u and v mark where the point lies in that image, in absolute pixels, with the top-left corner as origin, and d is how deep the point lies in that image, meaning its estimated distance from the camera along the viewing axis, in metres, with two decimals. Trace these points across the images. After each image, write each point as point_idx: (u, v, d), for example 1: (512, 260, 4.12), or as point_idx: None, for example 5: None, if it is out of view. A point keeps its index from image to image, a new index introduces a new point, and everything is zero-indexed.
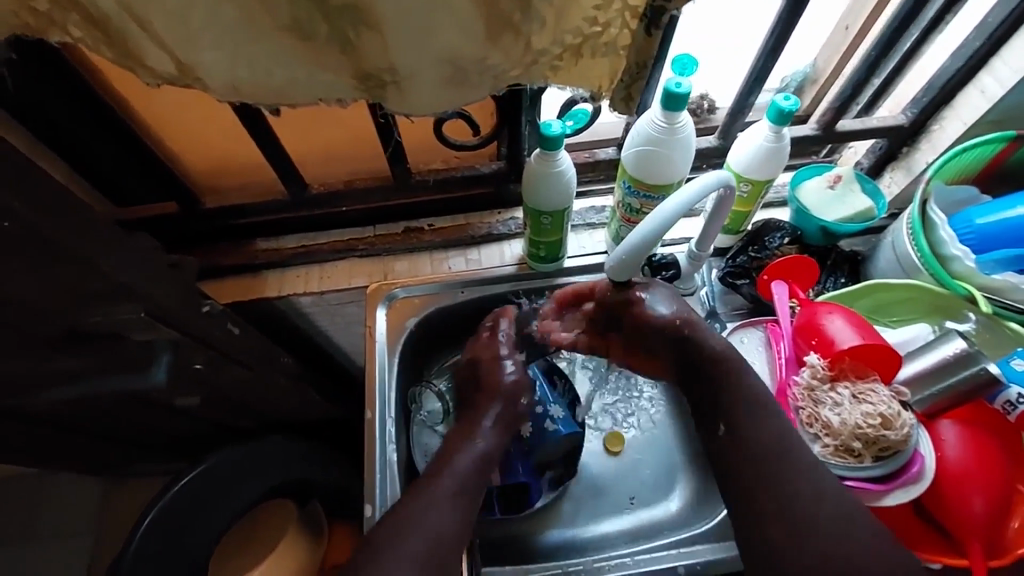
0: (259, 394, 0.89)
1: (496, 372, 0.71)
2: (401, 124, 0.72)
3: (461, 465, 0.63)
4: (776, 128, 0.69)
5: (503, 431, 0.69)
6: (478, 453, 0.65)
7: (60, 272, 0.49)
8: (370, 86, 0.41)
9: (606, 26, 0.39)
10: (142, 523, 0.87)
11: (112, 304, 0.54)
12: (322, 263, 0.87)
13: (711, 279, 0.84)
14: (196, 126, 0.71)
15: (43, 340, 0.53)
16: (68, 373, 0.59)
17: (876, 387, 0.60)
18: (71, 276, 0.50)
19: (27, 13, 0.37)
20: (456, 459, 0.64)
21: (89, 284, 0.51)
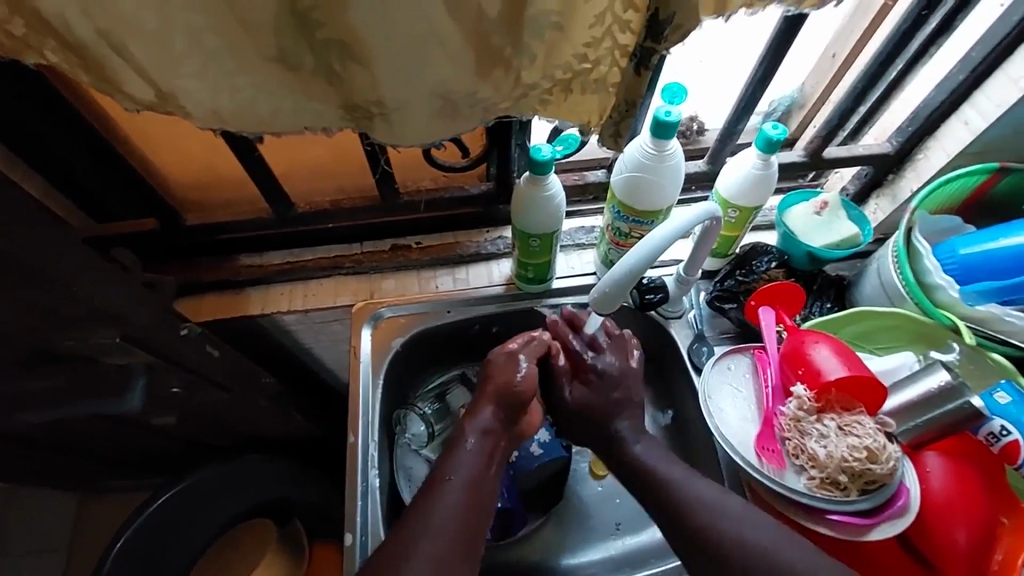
0: (239, 413, 0.87)
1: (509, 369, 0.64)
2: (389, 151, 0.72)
3: (457, 482, 0.58)
4: (764, 156, 0.69)
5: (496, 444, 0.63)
6: (473, 463, 0.60)
7: (28, 298, 0.47)
8: (357, 117, 0.40)
9: (596, 63, 0.38)
10: (111, 549, 0.85)
11: (85, 330, 0.53)
12: (306, 280, 0.86)
13: (699, 302, 0.83)
14: (180, 142, 0.70)
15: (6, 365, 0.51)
16: (39, 398, 0.57)
17: (862, 419, 0.59)
18: (45, 301, 0.48)
19: (0, 35, 0.35)
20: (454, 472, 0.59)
21: (60, 311, 0.50)
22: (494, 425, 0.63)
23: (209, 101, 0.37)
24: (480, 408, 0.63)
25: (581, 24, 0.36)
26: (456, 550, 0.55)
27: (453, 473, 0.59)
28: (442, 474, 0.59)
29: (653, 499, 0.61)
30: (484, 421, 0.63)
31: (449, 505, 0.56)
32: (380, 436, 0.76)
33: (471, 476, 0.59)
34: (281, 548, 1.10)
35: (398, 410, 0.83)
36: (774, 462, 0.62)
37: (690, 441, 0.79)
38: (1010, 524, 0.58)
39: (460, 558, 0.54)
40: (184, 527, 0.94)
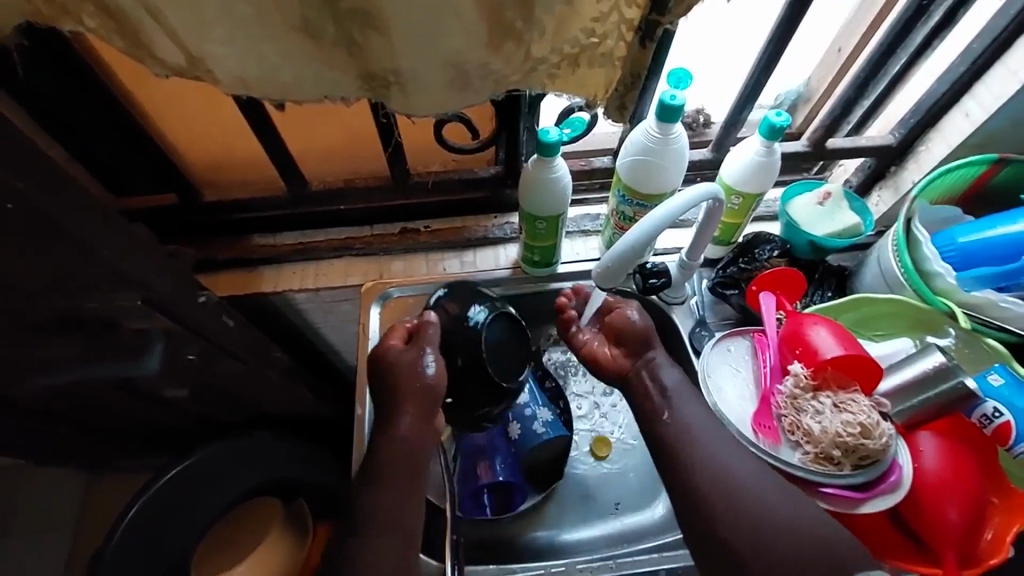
0: (250, 388, 0.89)
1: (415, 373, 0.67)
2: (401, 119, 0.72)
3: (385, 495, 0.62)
4: (767, 143, 0.71)
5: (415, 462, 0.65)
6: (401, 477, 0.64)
7: (58, 258, 0.50)
8: (375, 86, 0.42)
9: (603, 37, 0.40)
10: (125, 516, 0.87)
11: (108, 292, 0.55)
12: (318, 260, 0.88)
13: (701, 289, 0.85)
14: (200, 119, 0.72)
15: (33, 325, 0.53)
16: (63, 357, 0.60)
17: (857, 397, 0.61)
18: (74, 263, 0.51)
19: (40, 1, 0.37)
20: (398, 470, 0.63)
21: (85, 271, 0.52)
22: (416, 434, 0.66)
23: (237, 67, 0.38)
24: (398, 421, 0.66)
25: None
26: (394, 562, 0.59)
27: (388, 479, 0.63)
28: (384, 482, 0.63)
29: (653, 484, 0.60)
30: (408, 429, 0.65)
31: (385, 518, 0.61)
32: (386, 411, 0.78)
33: (398, 482, 0.63)
34: (285, 529, 1.10)
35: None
36: (771, 438, 0.64)
37: None
38: (1000, 503, 0.61)
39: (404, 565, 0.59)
40: (195, 498, 0.97)
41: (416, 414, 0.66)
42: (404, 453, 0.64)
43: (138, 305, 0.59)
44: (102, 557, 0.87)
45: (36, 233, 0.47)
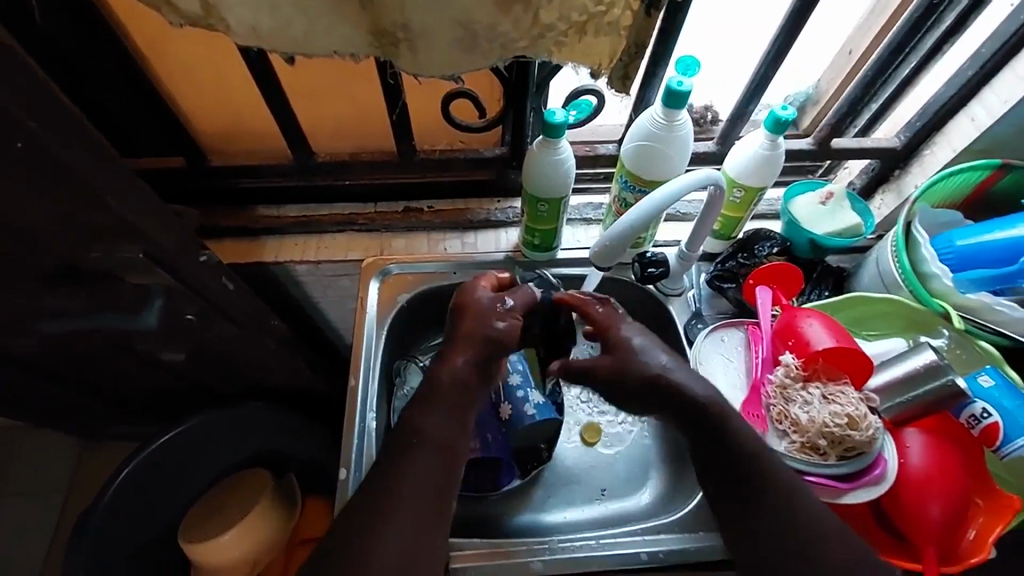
0: (247, 358, 0.90)
1: (484, 322, 0.65)
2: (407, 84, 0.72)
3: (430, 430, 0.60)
4: (772, 136, 0.71)
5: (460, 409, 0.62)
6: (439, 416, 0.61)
7: (64, 203, 0.50)
8: (384, 43, 0.42)
9: (610, 6, 0.41)
10: (116, 476, 0.89)
11: (111, 243, 0.56)
12: (321, 233, 0.89)
13: (699, 282, 0.85)
14: (209, 82, 0.72)
15: (37, 270, 0.54)
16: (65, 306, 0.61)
17: (846, 389, 0.62)
18: (80, 211, 0.52)
19: None
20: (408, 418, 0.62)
21: (91, 218, 0.53)
22: (464, 374, 0.63)
23: (249, 17, 0.39)
24: (455, 357, 0.64)
25: None
26: (425, 513, 0.56)
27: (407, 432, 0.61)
28: (413, 429, 0.60)
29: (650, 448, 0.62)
30: (455, 369, 0.63)
31: (422, 468, 0.58)
32: (378, 382, 0.78)
33: (446, 426, 0.61)
34: (275, 498, 1.08)
35: (397, 362, 0.86)
36: (758, 426, 0.64)
37: None
38: (984, 504, 0.61)
39: (433, 516, 0.56)
40: (185, 464, 0.99)
41: (473, 357, 0.64)
42: (456, 393, 0.62)
43: (141, 259, 0.60)
44: (91, 516, 0.89)
45: (45, 175, 0.48)
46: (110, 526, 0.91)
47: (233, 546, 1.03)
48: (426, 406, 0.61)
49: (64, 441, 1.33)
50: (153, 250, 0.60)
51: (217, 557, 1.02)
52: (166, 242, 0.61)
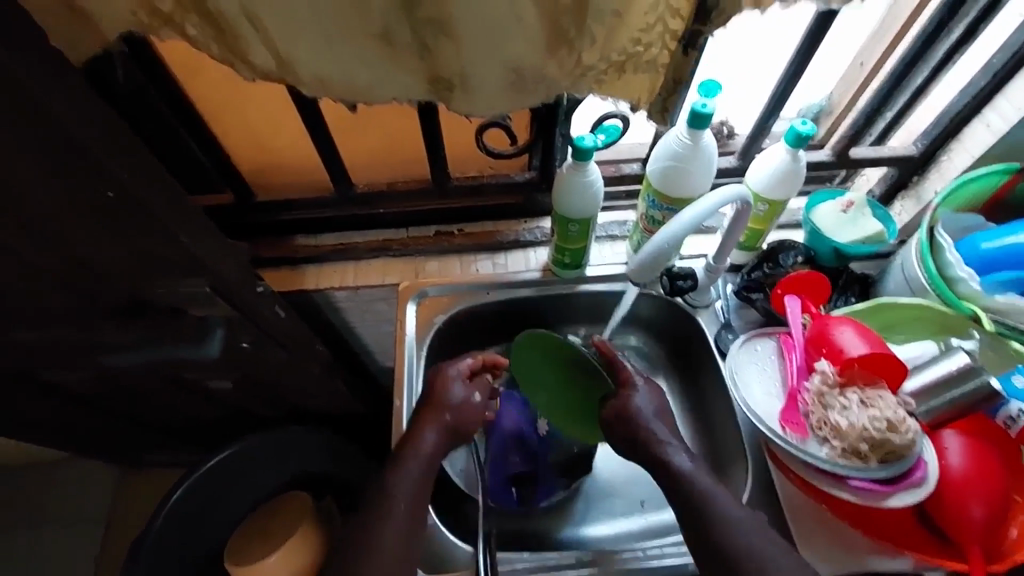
0: (289, 383, 0.94)
1: (445, 394, 0.68)
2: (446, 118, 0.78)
3: (402, 494, 0.60)
4: (793, 150, 0.73)
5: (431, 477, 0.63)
6: (415, 484, 0.61)
7: (143, 243, 0.55)
8: (439, 88, 0.46)
9: (648, 45, 0.44)
10: (167, 500, 0.93)
11: (180, 277, 0.61)
12: (357, 260, 0.92)
13: (726, 293, 0.87)
14: (258, 123, 0.77)
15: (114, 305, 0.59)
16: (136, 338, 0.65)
17: (884, 394, 0.63)
18: (156, 249, 0.56)
19: (142, 13, 0.42)
20: (403, 471, 0.61)
21: (164, 254, 0.57)
22: (438, 447, 0.65)
23: (320, 69, 0.43)
24: (424, 432, 0.65)
25: (638, 11, 0.42)
26: None
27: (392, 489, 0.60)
28: (387, 494, 0.60)
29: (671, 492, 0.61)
30: (430, 442, 0.64)
31: (393, 532, 0.57)
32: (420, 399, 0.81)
33: (415, 496, 0.60)
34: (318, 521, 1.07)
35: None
36: (798, 433, 0.66)
37: (713, 423, 0.82)
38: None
39: None
40: (230, 487, 1.02)
41: (442, 436, 0.65)
42: (430, 466, 0.63)
43: (207, 291, 0.64)
44: (144, 539, 0.92)
45: (129, 218, 0.52)
46: (163, 547, 0.95)
47: (280, 567, 1.01)
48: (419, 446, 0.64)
49: (109, 469, 1.37)
50: (217, 284, 0.64)
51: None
52: (231, 276, 0.65)
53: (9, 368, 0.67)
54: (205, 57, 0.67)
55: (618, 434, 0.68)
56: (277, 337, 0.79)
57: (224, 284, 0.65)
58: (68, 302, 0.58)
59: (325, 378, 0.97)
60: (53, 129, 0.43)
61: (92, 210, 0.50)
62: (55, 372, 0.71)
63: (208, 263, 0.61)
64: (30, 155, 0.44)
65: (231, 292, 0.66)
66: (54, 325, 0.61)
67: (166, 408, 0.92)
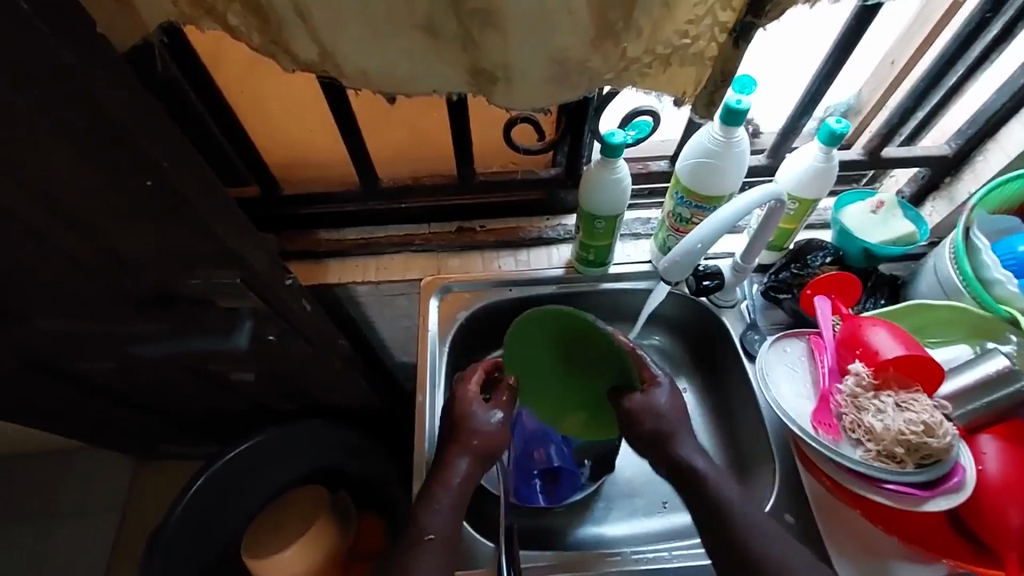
0: (311, 377, 0.94)
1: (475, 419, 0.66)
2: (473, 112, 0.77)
3: (438, 527, 0.60)
4: (827, 149, 0.72)
5: (464, 506, 0.63)
6: (448, 518, 0.61)
7: (179, 233, 0.55)
8: (481, 81, 0.45)
9: (696, 38, 0.43)
10: (186, 492, 0.93)
11: (211, 268, 0.61)
12: (380, 255, 0.92)
13: (752, 293, 0.86)
14: (287, 116, 0.78)
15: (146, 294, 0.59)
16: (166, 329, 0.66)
17: (920, 397, 0.62)
18: (192, 239, 0.57)
19: (184, 5, 0.42)
20: (435, 503, 0.61)
21: (199, 244, 0.58)
22: (472, 477, 0.64)
23: (363, 61, 0.43)
24: (454, 463, 0.64)
25: (686, 3, 0.41)
26: None
27: (425, 523, 0.61)
28: (421, 527, 0.60)
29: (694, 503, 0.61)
30: (463, 473, 0.63)
31: (429, 564, 0.58)
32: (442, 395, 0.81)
33: (451, 529, 0.61)
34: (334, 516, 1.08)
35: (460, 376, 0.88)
36: (830, 435, 0.65)
37: (738, 426, 0.81)
38: None
39: None
40: (249, 479, 1.03)
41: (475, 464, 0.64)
42: (462, 496, 0.63)
43: (238, 283, 0.64)
44: (165, 528, 0.93)
45: (166, 207, 0.53)
46: (183, 536, 0.95)
47: (298, 558, 1.03)
48: (448, 479, 0.63)
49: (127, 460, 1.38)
50: (248, 277, 0.64)
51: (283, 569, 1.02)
52: (264, 270, 0.65)
53: (41, 356, 0.67)
54: (242, 46, 0.67)
55: (639, 436, 0.65)
56: (304, 332, 0.79)
57: (256, 277, 0.65)
58: (102, 291, 0.59)
59: (345, 373, 0.97)
60: (99, 117, 0.44)
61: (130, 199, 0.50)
62: (85, 362, 0.72)
63: (241, 254, 0.62)
64: (75, 143, 0.44)
65: (260, 285, 0.67)
66: (88, 315, 0.62)
67: (189, 400, 0.92)
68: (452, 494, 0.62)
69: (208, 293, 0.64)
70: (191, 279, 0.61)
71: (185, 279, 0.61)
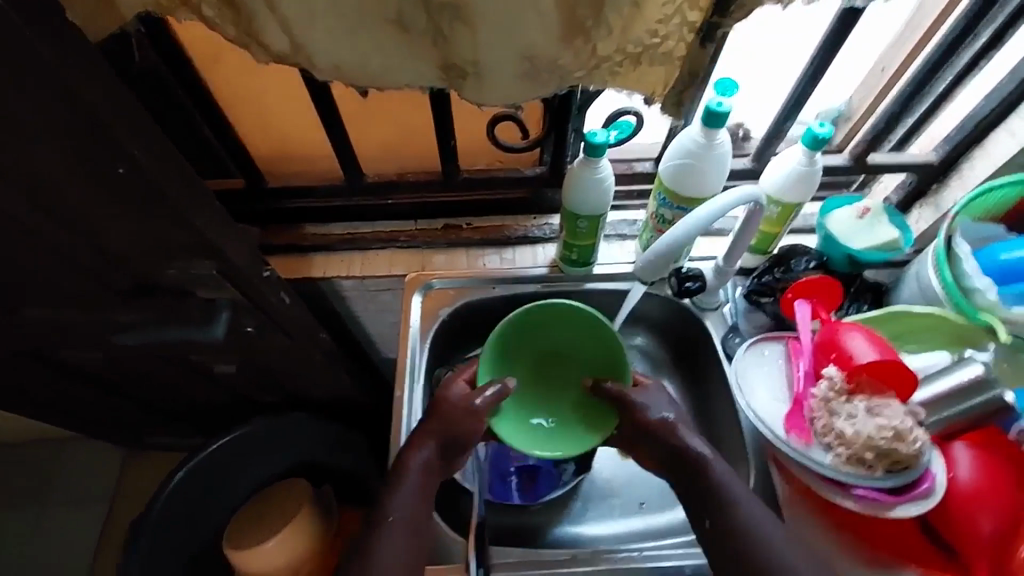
0: (293, 370, 0.94)
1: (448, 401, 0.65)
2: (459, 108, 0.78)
3: (401, 512, 0.60)
4: (810, 153, 0.72)
5: (430, 485, 0.62)
6: (412, 501, 0.60)
7: (154, 223, 0.55)
8: (452, 75, 0.45)
9: (665, 37, 0.43)
10: (169, 481, 0.93)
11: (187, 259, 0.61)
12: (366, 250, 0.93)
13: (735, 296, 0.86)
14: (272, 107, 0.78)
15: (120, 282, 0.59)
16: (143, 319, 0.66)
17: (892, 403, 0.62)
18: (168, 229, 0.57)
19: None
20: (399, 484, 0.61)
21: (175, 235, 0.58)
22: (435, 460, 0.63)
23: (333, 53, 0.43)
24: (419, 445, 0.63)
25: (655, 2, 0.41)
26: None
27: (390, 505, 0.60)
28: (383, 511, 0.60)
29: (691, 494, 0.61)
30: (425, 457, 0.63)
31: (393, 546, 0.58)
32: (421, 391, 0.81)
33: (415, 509, 0.60)
34: (315, 509, 1.08)
35: (442, 372, 0.88)
36: (802, 438, 0.65)
37: (716, 427, 0.81)
38: None
39: None
40: (231, 471, 1.03)
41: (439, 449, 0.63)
42: (427, 482, 0.62)
43: (216, 273, 0.65)
44: (146, 519, 0.93)
45: (139, 197, 0.52)
46: (164, 528, 0.95)
47: (279, 551, 1.04)
48: (407, 462, 0.62)
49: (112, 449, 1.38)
50: (225, 267, 0.64)
51: (264, 561, 1.03)
52: (241, 259, 0.66)
53: (19, 343, 0.68)
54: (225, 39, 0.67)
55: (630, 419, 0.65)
56: (284, 323, 0.79)
57: (235, 267, 0.65)
58: (77, 280, 0.59)
59: (328, 366, 0.97)
60: (69, 106, 0.44)
61: (103, 187, 0.50)
62: (64, 350, 0.72)
63: (217, 245, 0.62)
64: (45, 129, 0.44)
65: (239, 275, 0.67)
66: (65, 304, 0.62)
67: (171, 391, 0.93)
68: (419, 481, 0.62)
69: (187, 284, 0.64)
70: (169, 269, 0.61)
71: (162, 269, 0.61)
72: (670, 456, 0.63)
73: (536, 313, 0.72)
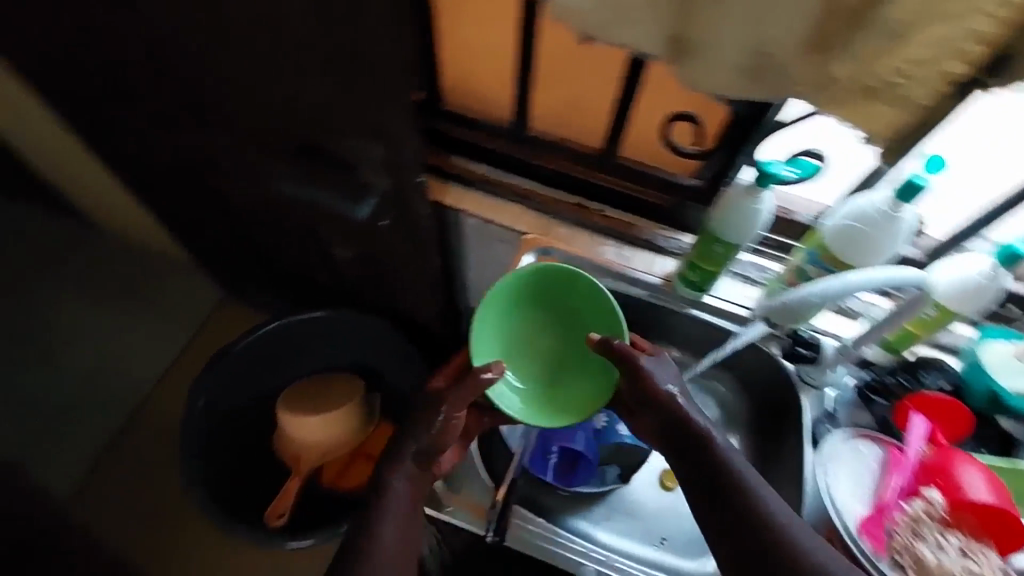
0: (398, 276, 1.01)
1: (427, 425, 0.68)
2: (647, 89, 0.77)
3: (389, 524, 0.63)
4: (998, 266, 0.65)
5: (414, 493, 0.67)
6: (394, 511, 0.64)
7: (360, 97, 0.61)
8: (674, 49, 0.45)
9: (912, 79, 0.40)
10: (259, 329, 1.06)
11: (369, 140, 0.67)
12: (498, 198, 0.96)
13: (845, 384, 0.80)
14: (473, 43, 0.80)
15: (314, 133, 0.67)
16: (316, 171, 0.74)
17: (990, 553, 0.57)
18: (367, 108, 0.63)
19: None
20: (381, 494, 0.65)
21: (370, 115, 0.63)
22: (416, 477, 0.67)
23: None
24: (402, 461, 0.67)
25: (922, 37, 0.38)
26: None
27: (378, 525, 0.63)
28: (370, 520, 0.63)
29: (713, 495, 0.61)
30: (407, 473, 0.66)
31: (385, 550, 0.61)
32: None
33: (404, 516, 0.64)
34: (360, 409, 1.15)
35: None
36: (874, 546, 0.60)
37: None
38: None
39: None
40: (309, 342, 1.14)
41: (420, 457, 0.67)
42: (411, 491, 0.66)
43: (389, 164, 0.70)
44: (232, 350, 1.05)
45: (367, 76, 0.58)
46: (242, 361, 1.07)
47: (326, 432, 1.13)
48: (390, 476, 0.66)
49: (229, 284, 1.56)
50: (399, 164, 0.70)
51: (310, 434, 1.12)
52: (416, 168, 0.71)
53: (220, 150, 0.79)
54: None
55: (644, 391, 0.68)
56: (415, 233, 0.85)
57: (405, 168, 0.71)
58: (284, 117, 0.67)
59: (428, 292, 1.03)
60: None
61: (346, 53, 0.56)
62: (247, 172, 0.82)
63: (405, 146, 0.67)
64: None
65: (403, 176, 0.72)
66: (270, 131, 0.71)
67: (298, 249, 1.03)
68: (398, 493, 0.65)
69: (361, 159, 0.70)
70: (356, 141, 0.68)
71: (351, 139, 0.68)
72: (689, 447, 0.64)
73: (532, 284, 0.77)
